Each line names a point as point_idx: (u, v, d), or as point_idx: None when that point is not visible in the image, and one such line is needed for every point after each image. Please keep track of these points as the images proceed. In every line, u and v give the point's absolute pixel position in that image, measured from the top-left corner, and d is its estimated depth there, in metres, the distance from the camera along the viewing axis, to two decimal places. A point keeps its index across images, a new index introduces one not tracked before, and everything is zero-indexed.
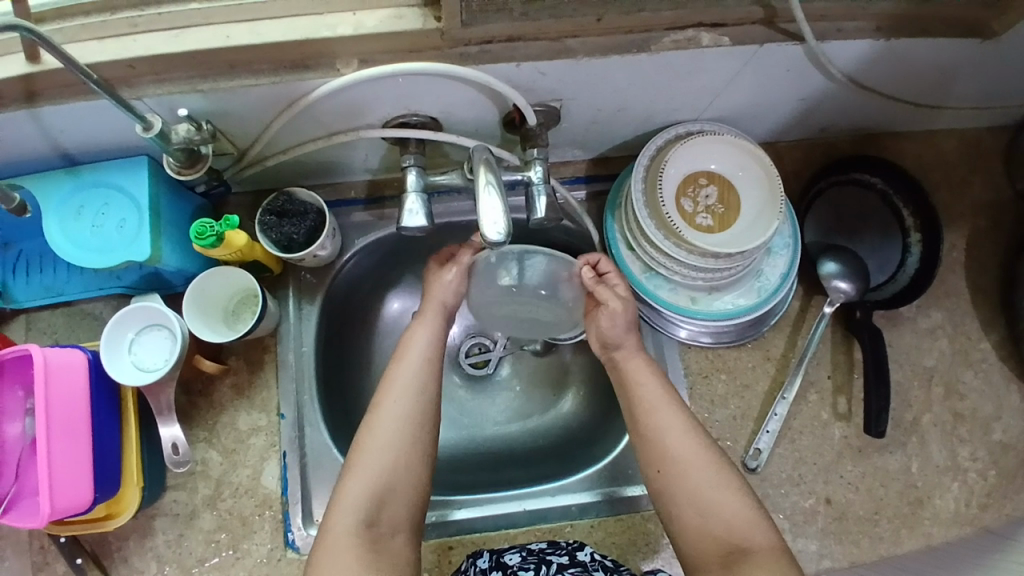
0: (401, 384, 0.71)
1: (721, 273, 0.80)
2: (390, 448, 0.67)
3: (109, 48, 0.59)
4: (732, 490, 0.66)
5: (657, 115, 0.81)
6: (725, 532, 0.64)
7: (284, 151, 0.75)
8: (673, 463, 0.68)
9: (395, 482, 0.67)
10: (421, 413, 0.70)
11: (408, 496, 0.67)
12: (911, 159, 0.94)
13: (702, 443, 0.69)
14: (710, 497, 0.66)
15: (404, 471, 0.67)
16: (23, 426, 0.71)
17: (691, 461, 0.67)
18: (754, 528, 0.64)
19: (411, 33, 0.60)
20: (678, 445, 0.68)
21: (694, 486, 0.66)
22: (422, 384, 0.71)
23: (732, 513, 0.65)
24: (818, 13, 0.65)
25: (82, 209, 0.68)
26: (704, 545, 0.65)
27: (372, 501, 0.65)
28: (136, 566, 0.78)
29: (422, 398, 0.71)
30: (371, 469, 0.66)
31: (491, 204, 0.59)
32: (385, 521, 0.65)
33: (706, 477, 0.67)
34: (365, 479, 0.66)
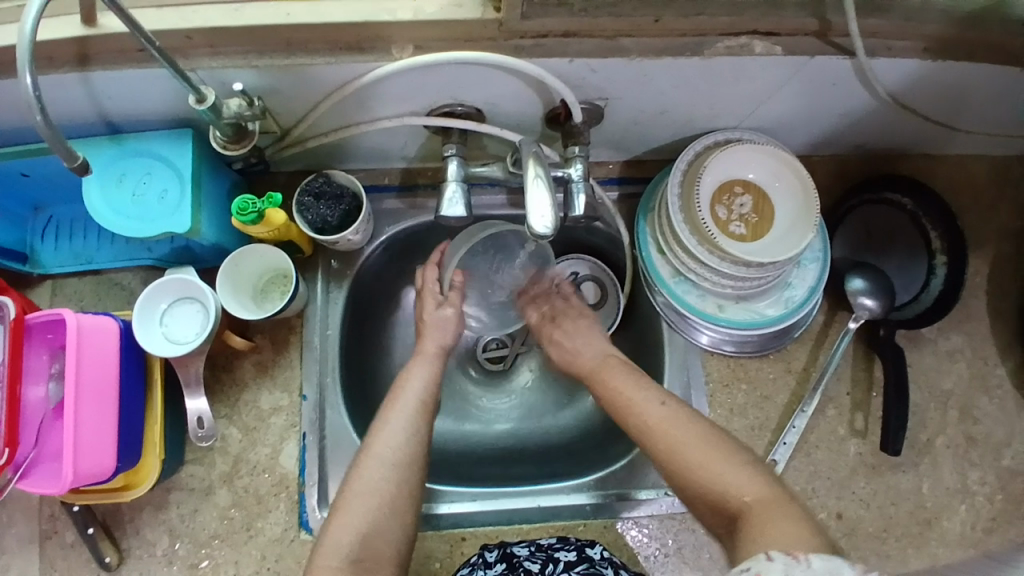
0: (395, 423, 0.72)
1: (751, 282, 0.81)
2: (379, 490, 0.67)
3: (168, 17, 0.59)
4: (722, 453, 0.65)
5: (698, 121, 0.81)
6: (723, 497, 0.63)
7: (326, 134, 0.75)
8: (661, 442, 0.69)
9: (383, 522, 0.65)
10: (411, 458, 0.69)
11: (396, 537, 0.65)
12: (942, 182, 0.95)
13: (677, 416, 0.70)
14: (698, 467, 0.65)
15: (389, 514, 0.66)
16: (46, 390, 0.69)
17: (675, 432, 0.69)
18: (745, 488, 0.62)
19: (470, 23, 0.60)
20: (657, 421, 0.70)
21: (687, 457, 0.66)
22: (414, 429, 0.72)
23: (724, 478, 0.64)
24: (871, 29, 0.66)
25: (125, 176, 0.67)
26: (716, 514, 0.64)
27: (358, 540, 0.64)
28: (148, 538, 0.78)
29: (411, 445, 0.70)
30: (359, 508, 0.65)
31: (539, 197, 0.62)
32: (372, 557, 0.63)
33: (688, 442, 0.67)
34: (353, 519, 0.65)
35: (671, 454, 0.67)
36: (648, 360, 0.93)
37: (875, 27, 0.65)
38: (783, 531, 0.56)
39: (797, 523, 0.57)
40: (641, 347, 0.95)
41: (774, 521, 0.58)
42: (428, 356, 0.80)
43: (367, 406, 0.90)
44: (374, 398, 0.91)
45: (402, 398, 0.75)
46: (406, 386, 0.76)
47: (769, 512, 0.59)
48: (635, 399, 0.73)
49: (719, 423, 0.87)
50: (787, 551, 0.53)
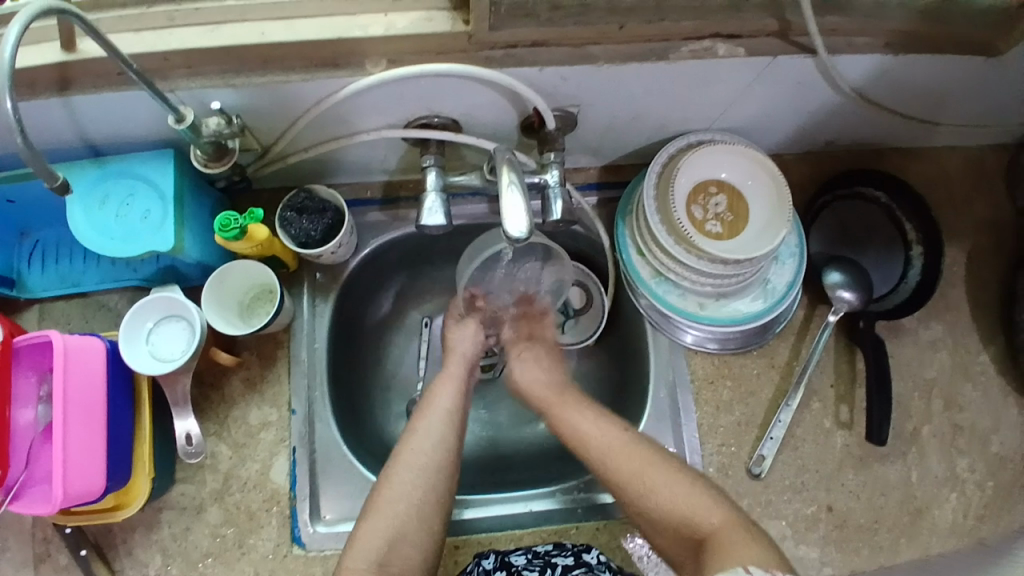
0: (427, 431, 0.75)
1: (730, 279, 0.82)
2: (410, 495, 0.70)
3: (146, 40, 0.61)
4: (682, 479, 0.69)
5: (670, 124, 0.83)
6: (685, 520, 0.67)
7: (306, 149, 0.77)
8: (620, 470, 0.72)
9: (409, 525, 0.68)
10: (439, 462, 0.73)
11: (421, 541, 0.68)
12: (914, 175, 0.97)
13: (635, 443, 0.74)
14: (660, 493, 0.69)
15: (417, 519, 0.69)
16: (35, 412, 0.69)
17: (633, 463, 0.72)
18: (708, 511, 0.66)
19: (441, 36, 0.62)
20: (614, 449, 0.74)
21: (647, 484, 0.70)
22: (443, 435, 0.75)
23: (685, 501, 0.67)
24: (830, 27, 0.68)
25: (108, 198, 0.68)
26: (678, 539, 0.68)
27: (386, 544, 0.67)
28: (140, 560, 0.78)
29: (444, 450, 0.74)
30: (388, 512, 0.69)
31: (514, 203, 0.63)
32: (396, 562, 0.66)
33: (652, 470, 0.71)
34: (385, 521, 0.68)
35: (630, 480, 0.71)
36: (636, 362, 0.94)
37: (833, 25, 0.68)
38: (754, 552, 0.60)
39: (758, 544, 0.61)
40: (628, 348, 0.96)
41: (742, 543, 0.61)
42: (454, 371, 0.83)
43: (358, 419, 0.90)
44: (364, 411, 0.92)
45: (431, 409, 0.78)
46: (435, 395, 0.79)
47: (732, 535, 0.63)
48: (589, 430, 0.76)
49: (706, 421, 0.88)
50: (765, 568, 0.57)
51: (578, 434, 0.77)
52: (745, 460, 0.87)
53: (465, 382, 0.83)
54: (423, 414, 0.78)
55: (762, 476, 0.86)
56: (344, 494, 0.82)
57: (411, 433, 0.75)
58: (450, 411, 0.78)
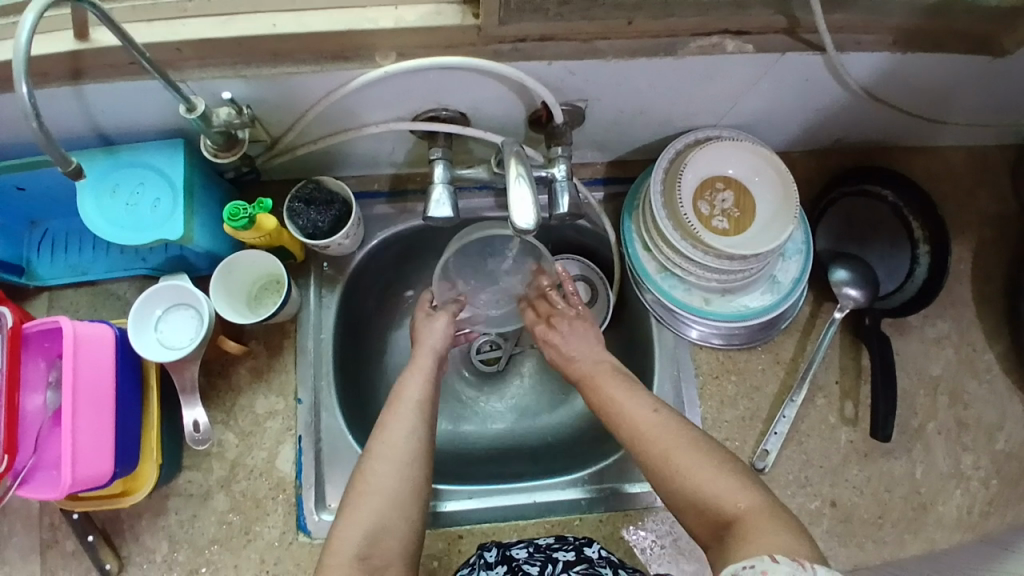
0: (397, 422, 0.73)
1: (735, 275, 0.82)
2: (386, 487, 0.68)
3: (158, 30, 0.61)
4: (714, 460, 0.65)
5: (677, 119, 0.83)
6: (711, 505, 0.63)
7: (315, 141, 0.77)
8: (651, 451, 0.68)
9: (389, 518, 0.66)
10: (412, 454, 0.71)
11: (403, 534, 0.66)
12: (922, 173, 0.97)
13: (674, 425, 0.70)
14: (686, 474, 0.65)
15: (397, 512, 0.67)
16: (45, 398, 0.70)
17: (668, 445, 0.68)
18: (734, 495, 0.62)
19: (450, 29, 0.62)
20: (649, 430, 0.70)
21: (676, 463, 0.66)
22: (415, 426, 0.73)
23: (713, 484, 0.63)
24: (838, 24, 0.68)
25: (118, 188, 0.69)
26: (706, 524, 0.63)
27: (367, 537, 0.64)
28: (148, 545, 0.79)
29: (416, 443, 0.72)
30: (368, 503, 0.67)
31: (520, 194, 0.63)
32: (380, 553, 0.64)
33: (683, 451, 0.67)
34: (364, 513, 0.66)
35: (657, 460, 0.68)
36: (640, 355, 0.94)
37: (841, 22, 0.68)
38: (777, 539, 0.55)
39: (786, 532, 0.56)
40: (633, 342, 0.96)
41: (772, 527, 0.57)
42: (423, 364, 0.82)
43: (363, 408, 0.91)
44: (370, 400, 0.93)
45: (402, 398, 0.76)
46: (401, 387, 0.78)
47: (761, 522, 0.58)
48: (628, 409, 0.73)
49: (710, 415, 0.88)
50: (792, 557, 0.52)
51: (618, 412, 0.74)
52: (749, 455, 0.87)
53: (434, 373, 0.81)
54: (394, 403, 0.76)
55: (766, 471, 0.86)
56: (350, 484, 0.82)
57: (381, 425, 0.73)
58: (420, 402, 0.76)
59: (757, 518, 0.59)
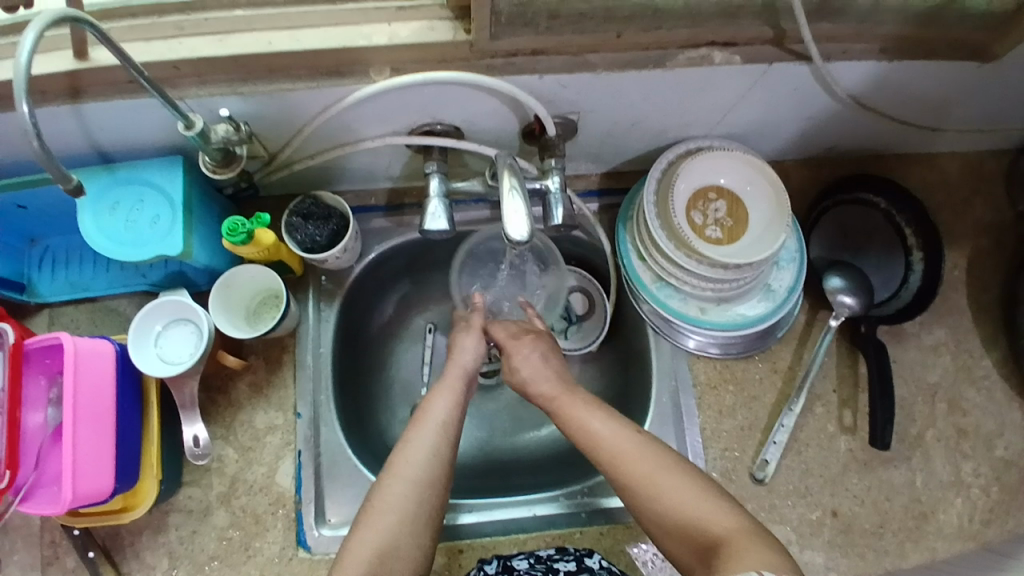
0: (419, 444, 0.69)
1: (730, 283, 0.83)
2: (401, 508, 0.64)
3: (157, 49, 0.63)
4: (692, 482, 0.63)
5: (669, 131, 0.84)
6: (695, 527, 0.60)
7: (312, 156, 0.78)
8: (631, 471, 0.65)
9: (402, 541, 0.63)
10: (430, 476, 0.67)
11: (414, 560, 0.63)
12: (914, 181, 0.98)
13: (645, 445, 0.67)
14: (664, 494, 0.63)
15: (410, 534, 0.64)
16: (45, 415, 0.71)
17: (644, 469, 0.65)
18: (719, 516, 0.60)
19: (442, 44, 0.63)
20: (625, 454, 0.66)
21: (653, 485, 0.64)
22: (436, 449, 0.68)
23: (697, 506, 0.61)
24: (824, 35, 0.69)
25: (119, 204, 0.70)
26: (688, 545, 0.60)
27: (374, 560, 0.61)
28: (147, 562, 0.78)
29: (434, 466, 0.67)
30: (383, 521, 0.63)
31: (514, 208, 0.64)
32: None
33: (664, 473, 0.64)
34: (377, 533, 0.62)
35: (634, 481, 0.65)
36: (639, 366, 0.94)
37: (828, 32, 0.69)
38: (756, 554, 0.55)
39: (761, 548, 0.55)
40: (631, 353, 0.96)
41: (757, 551, 0.55)
42: (450, 384, 0.75)
43: (362, 422, 0.91)
44: (368, 414, 0.93)
45: (425, 417, 0.71)
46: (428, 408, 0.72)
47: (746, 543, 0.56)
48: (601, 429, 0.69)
49: (709, 424, 0.88)
50: None
51: (585, 431, 0.70)
52: (749, 465, 0.87)
53: (462, 393, 0.75)
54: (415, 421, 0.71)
55: (766, 481, 0.86)
56: (349, 499, 0.82)
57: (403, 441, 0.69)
58: (444, 424, 0.71)
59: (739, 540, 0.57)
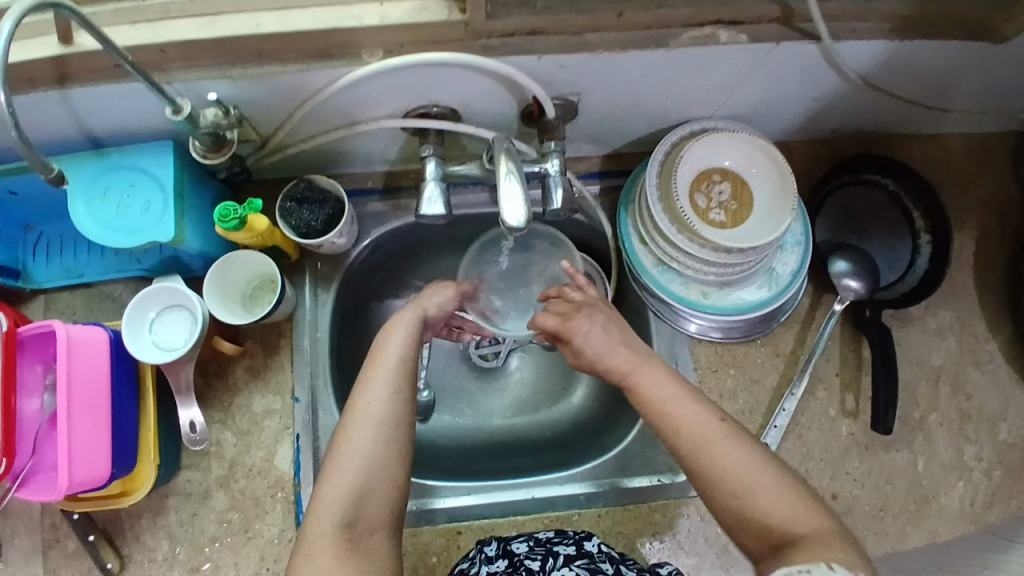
0: (378, 382, 0.65)
1: (733, 268, 0.82)
2: (369, 453, 0.61)
3: (142, 33, 0.61)
4: (762, 459, 0.58)
5: (672, 111, 0.82)
6: (761, 513, 0.56)
7: (305, 140, 0.77)
8: (690, 447, 0.60)
9: (374, 483, 0.60)
10: (393, 414, 0.63)
11: (390, 500, 0.60)
12: (923, 161, 0.95)
13: (717, 419, 0.61)
14: (733, 474, 0.58)
15: (381, 473, 0.61)
16: (42, 401, 0.71)
17: (728, 452, 0.58)
18: (798, 514, 0.55)
19: (436, 25, 0.61)
20: (699, 429, 0.60)
21: (718, 457, 0.58)
22: (395, 389, 0.65)
23: (771, 492, 0.56)
24: (833, 13, 0.66)
25: (109, 191, 0.69)
26: (751, 531, 0.57)
27: (349, 504, 0.58)
28: (148, 544, 0.79)
29: (399, 402, 0.64)
30: (348, 465, 0.60)
31: (512, 193, 0.63)
32: (364, 521, 0.58)
33: (726, 442, 0.59)
34: (342, 479, 0.59)
35: (699, 450, 0.59)
36: None
37: (836, 10, 0.66)
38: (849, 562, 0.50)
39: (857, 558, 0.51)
40: None
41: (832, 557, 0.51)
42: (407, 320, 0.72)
43: None
44: None
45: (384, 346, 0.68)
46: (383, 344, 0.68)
47: (822, 548, 0.52)
48: (673, 409, 0.61)
49: None
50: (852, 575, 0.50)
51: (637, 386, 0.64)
52: None
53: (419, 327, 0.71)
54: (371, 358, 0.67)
55: None
56: None
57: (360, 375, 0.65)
58: (403, 362, 0.67)
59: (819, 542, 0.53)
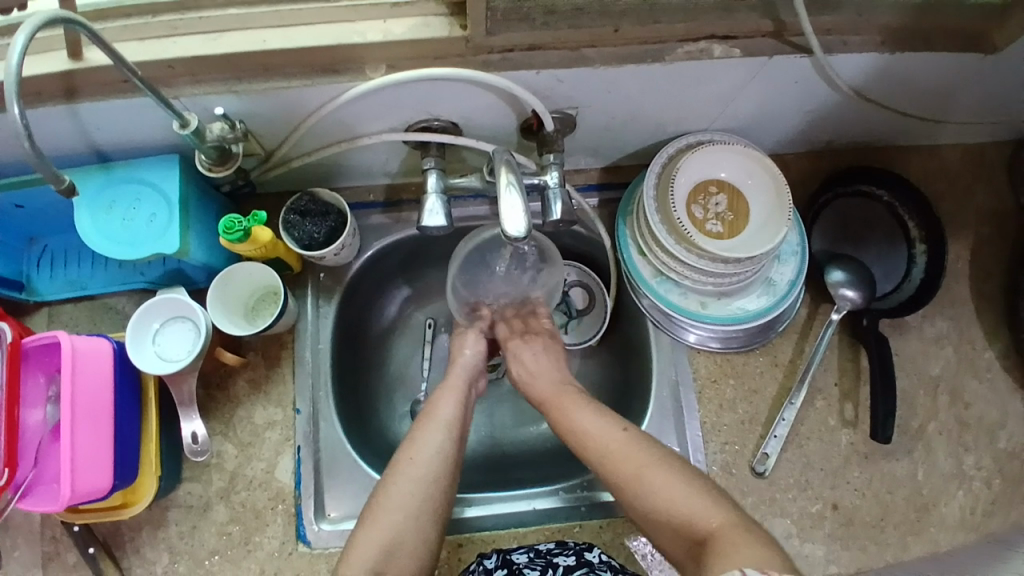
0: (429, 439, 0.74)
1: (730, 278, 0.83)
2: (406, 505, 0.68)
3: (150, 48, 0.62)
4: (683, 477, 0.66)
5: (668, 124, 0.83)
6: (685, 521, 0.64)
7: (308, 153, 0.78)
8: (618, 472, 0.69)
9: (405, 536, 0.67)
10: (439, 473, 0.71)
11: (417, 551, 0.67)
12: (916, 173, 0.97)
13: (630, 438, 0.71)
14: (660, 493, 0.66)
15: (415, 528, 0.68)
16: (45, 413, 0.71)
17: (653, 476, 0.67)
18: (708, 513, 0.63)
19: (437, 41, 0.63)
20: (633, 460, 0.69)
21: (648, 483, 0.67)
22: (445, 446, 0.73)
23: (686, 502, 0.64)
24: (825, 26, 0.68)
25: (114, 204, 0.70)
26: (676, 538, 0.65)
27: (382, 553, 0.66)
28: (149, 557, 0.79)
29: (445, 462, 0.72)
30: (387, 516, 0.68)
31: (511, 204, 0.64)
32: (395, 569, 0.65)
33: (649, 468, 0.68)
34: (381, 528, 0.67)
35: (638, 483, 0.67)
36: (639, 359, 0.94)
37: (828, 24, 0.68)
38: (757, 555, 0.56)
39: (763, 546, 0.57)
40: (631, 347, 0.96)
41: (743, 543, 0.58)
42: (459, 386, 0.81)
43: (362, 416, 0.91)
44: (368, 409, 0.93)
45: (433, 416, 0.76)
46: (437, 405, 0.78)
47: (731, 537, 0.59)
48: (587, 426, 0.74)
49: (709, 419, 0.88)
50: (761, 570, 0.53)
51: (580, 435, 0.74)
52: (749, 459, 0.87)
53: (467, 391, 0.81)
54: (426, 422, 0.76)
55: (766, 475, 0.86)
56: (348, 493, 0.82)
57: (411, 440, 0.74)
58: (452, 423, 0.76)
59: (730, 534, 0.60)
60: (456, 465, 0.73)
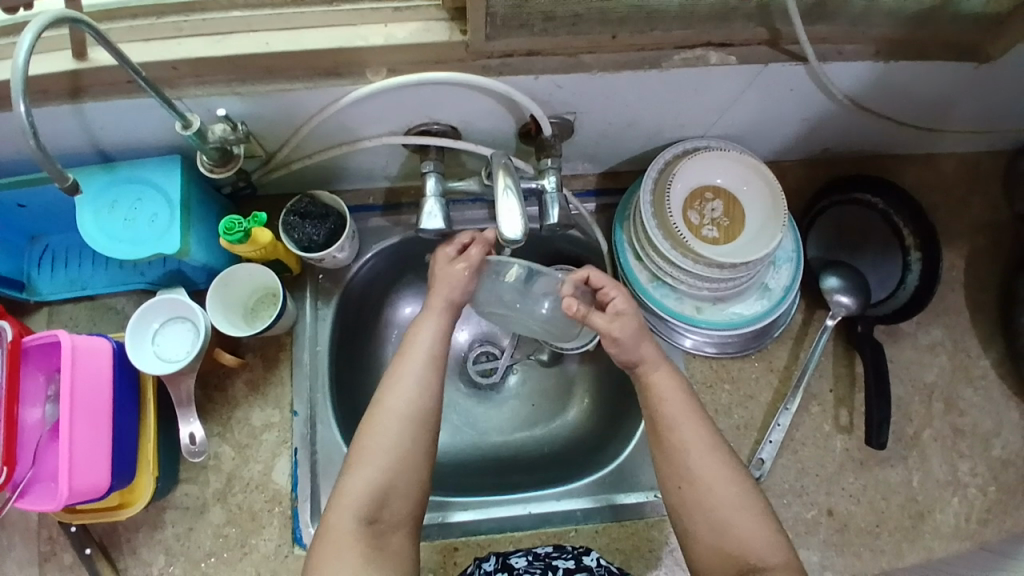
0: (409, 376, 0.69)
1: (725, 283, 0.83)
2: (393, 448, 0.66)
3: (155, 50, 0.63)
4: (750, 504, 0.66)
5: (666, 130, 0.84)
6: (741, 548, 0.64)
7: (310, 156, 0.79)
8: (693, 469, 0.67)
9: (394, 481, 0.65)
10: (415, 411, 0.68)
11: (410, 492, 0.66)
12: (911, 181, 0.98)
13: (714, 443, 0.68)
14: (728, 515, 0.65)
15: (405, 472, 0.66)
16: (43, 411, 0.71)
17: (717, 489, 0.66)
18: (772, 549, 0.64)
19: (437, 44, 0.64)
20: (705, 465, 0.67)
21: (718, 500, 0.66)
22: (424, 382, 0.69)
23: (750, 530, 0.65)
24: (819, 35, 0.69)
25: (117, 203, 0.70)
26: (712, 553, 0.65)
27: (374, 498, 0.64)
28: (144, 558, 0.79)
29: (424, 406, 0.68)
30: (376, 458, 0.65)
31: (508, 207, 0.65)
32: (387, 516, 0.65)
33: (723, 482, 0.66)
34: (369, 473, 0.65)
35: (705, 495, 0.66)
36: None
37: (823, 33, 0.69)
38: None
39: None
40: None
41: None
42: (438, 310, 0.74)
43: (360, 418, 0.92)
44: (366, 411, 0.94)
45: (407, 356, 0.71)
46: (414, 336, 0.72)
47: None
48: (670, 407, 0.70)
49: None
50: None
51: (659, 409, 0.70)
52: (745, 463, 0.87)
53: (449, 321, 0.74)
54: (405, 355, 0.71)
55: (762, 480, 0.86)
56: None
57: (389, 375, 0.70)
58: (433, 358, 0.71)
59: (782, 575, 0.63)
60: (437, 404, 0.70)
